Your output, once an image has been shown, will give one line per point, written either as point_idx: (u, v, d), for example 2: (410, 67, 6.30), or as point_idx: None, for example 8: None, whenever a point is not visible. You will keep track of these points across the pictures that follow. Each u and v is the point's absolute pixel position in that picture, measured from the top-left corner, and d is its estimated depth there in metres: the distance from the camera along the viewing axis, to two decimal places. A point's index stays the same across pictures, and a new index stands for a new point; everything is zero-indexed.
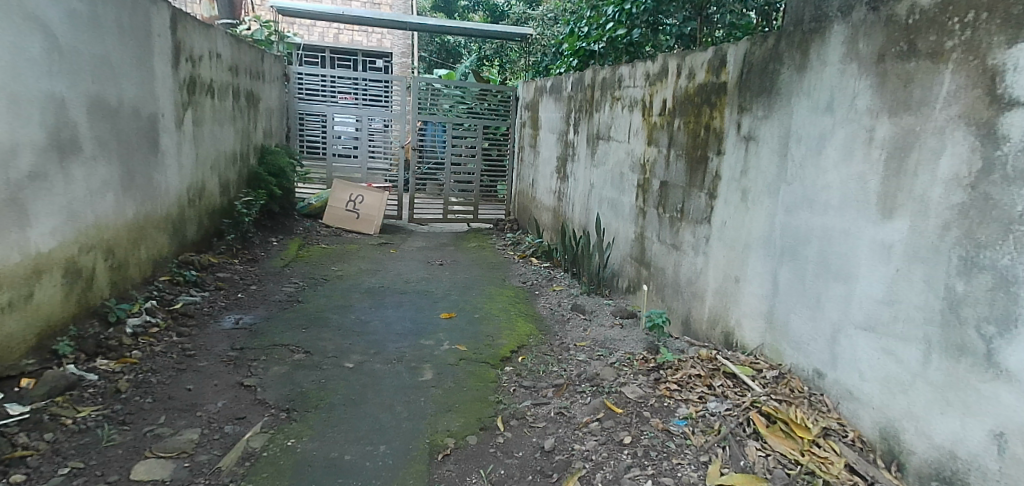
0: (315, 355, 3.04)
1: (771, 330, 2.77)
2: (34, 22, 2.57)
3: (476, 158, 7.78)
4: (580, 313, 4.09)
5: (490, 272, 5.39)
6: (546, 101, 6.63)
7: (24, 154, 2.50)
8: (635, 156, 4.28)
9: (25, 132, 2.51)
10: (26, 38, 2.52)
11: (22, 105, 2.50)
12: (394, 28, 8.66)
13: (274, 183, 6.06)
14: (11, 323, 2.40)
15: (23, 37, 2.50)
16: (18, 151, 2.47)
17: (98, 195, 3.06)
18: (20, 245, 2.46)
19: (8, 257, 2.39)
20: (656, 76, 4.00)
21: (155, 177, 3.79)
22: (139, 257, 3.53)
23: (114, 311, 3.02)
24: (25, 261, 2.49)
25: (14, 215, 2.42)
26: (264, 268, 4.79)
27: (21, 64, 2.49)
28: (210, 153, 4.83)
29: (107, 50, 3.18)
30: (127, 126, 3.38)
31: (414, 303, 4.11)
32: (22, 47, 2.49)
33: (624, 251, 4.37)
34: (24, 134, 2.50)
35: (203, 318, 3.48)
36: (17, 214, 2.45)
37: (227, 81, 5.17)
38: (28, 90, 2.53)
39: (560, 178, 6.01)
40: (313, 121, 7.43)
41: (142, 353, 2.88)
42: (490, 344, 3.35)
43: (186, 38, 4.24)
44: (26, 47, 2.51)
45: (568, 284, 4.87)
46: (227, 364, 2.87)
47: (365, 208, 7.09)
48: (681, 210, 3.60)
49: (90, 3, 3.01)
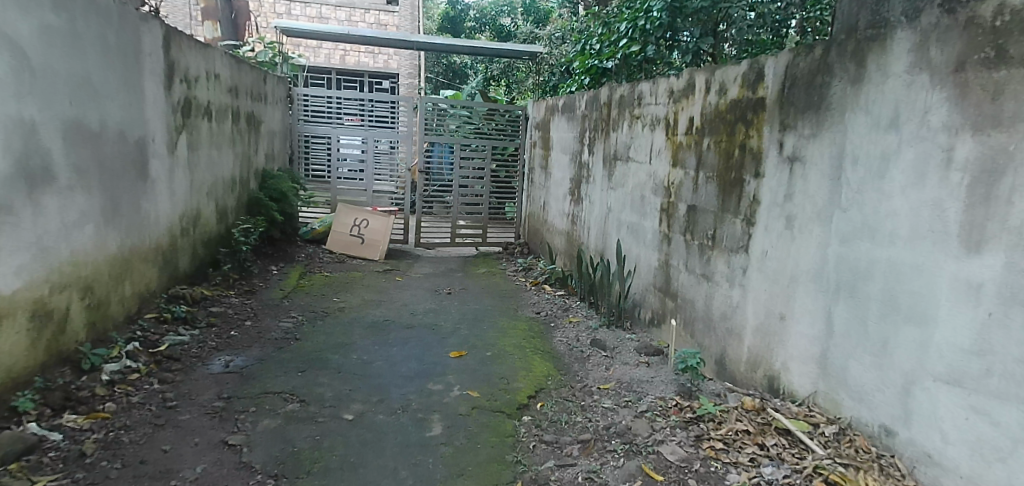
0: (311, 405, 2.73)
1: (825, 376, 2.44)
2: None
3: (484, 179, 7.52)
4: (601, 350, 3.77)
5: (501, 302, 5.06)
6: (558, 120, 6.37)
7: None
8: (658, 179, 3.99)
9: None
10: None
11: None
12: (400, 46, 8.40)
13: (274, 208, 5.79)
14: None
15: None
16: None
17: (74, 228, 2.78)
18: None
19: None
20: (682, 92, 3.72)
21: (144, 205, 3.52)
22: (123, 293, 3.25)
23: (89, 357, 2.75)
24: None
25: None
26: (262, 301, 4.50)
27: None
28: (207, 179, 4.57)
29: (90, 70, 2.93)
30: (111, 153, 3.12)
31: (421, 340, 3.80)
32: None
33: (646, 280, 4.05)
34: None
35: (191, 361, 3.18)
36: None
37: (226, 103, 4.94)
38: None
39: (574, 201, 5.72)
40: (318, 143, 7.21)
41: (117, 405, 2.58)
42: (506, 389, 3.02)
43: (181, 58, 4.00)
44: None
45: (585, 316, 4.55)
46: (211, 417, 2.57)
47: (370, 233, 6.80)
48: (712, 237, 3.29)
49: (69, 19, 2.76)
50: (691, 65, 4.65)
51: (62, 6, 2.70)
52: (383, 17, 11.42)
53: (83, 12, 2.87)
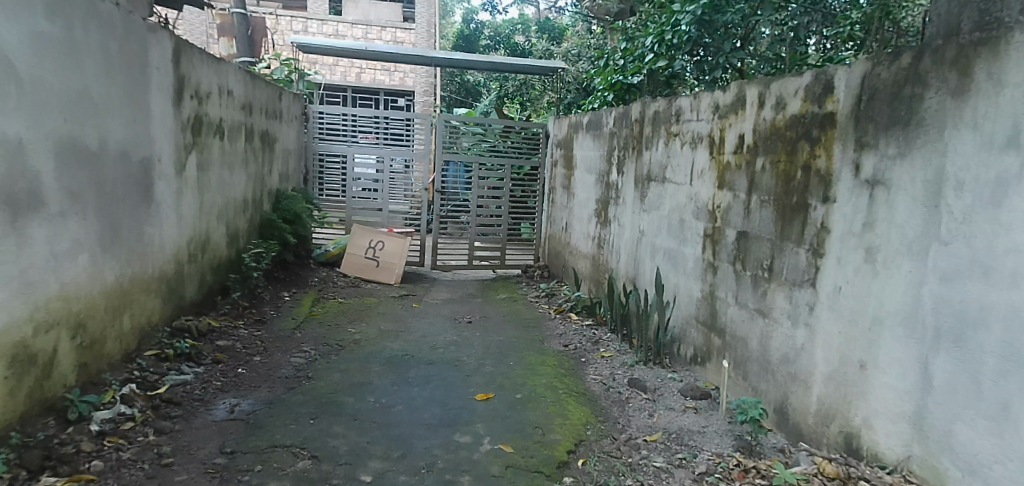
0: (325, 462, 2.42)
1: (921, 438, 2.09)
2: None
3: (501, 199, 7.20)
4: (641, 391, 3.44)
5: (526, 332, 4.73)
6: (582, 137, 6.07)
7: None
8: (700, 201, 3.66)
9: None
10: None
11: None
12: (418, 62, 8.13)
13: (288, 231, 5.52)
14: None
15: None
16: None
17: (66, 258, 2.49)
18: None
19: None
20: (729, 107, 3.41)
21: (148, 230, 3.24)
22: (121, 328, 2.96)
23: (76, 405, 2.45)
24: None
25: None
26: (274, 332, 4.19)
27: None
28: (218, 201, 4.30)
29: (88, 83, 2.65)
30: (112, 175, 2.85)
31: (443, 379, 3.48)
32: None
33: (688, 313, 3.72)
34: None
35: (192, 405, 2.87)
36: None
37: (239, 120, 4.68)
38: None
39: (600, 223, 5.40)
40: (333, 162, 6.96)
41: (104, 464, 2.26)
42: (541, 442, 2.70)
43: (193, 73, 3.74)
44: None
45: (618, 350, 4.21)
46: (212, 478, 2.25)
47: (385, 255, 6.50)
48: (768, 268, 2.97)
49: (66, 26, 2.48)
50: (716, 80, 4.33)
51: (57, 13, 2.42)
52: (400, 34, 11.30)
53: (81, 21, 2.59)
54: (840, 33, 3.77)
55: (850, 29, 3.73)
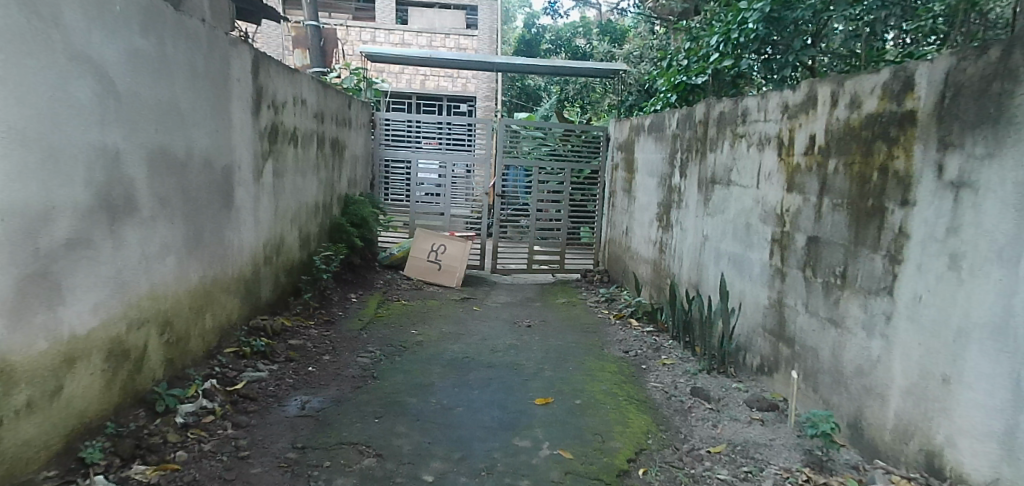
0: (387, 461, 2.47)
1: (1014, 459, 1.94)
2: (85, 62, 2.12)
3: (561, 203, 7.18)
4: (705, 400, 3.35)
5: (585, 338, 4.70)
6: (643, 140, 5.98)
7: (64, 220, 2.02)
8: (768, 205, 3.54)
9: (65, 193, 2.03)
10: (72, 83, 2.05)
11: (63, 162, 2.02)
12: (480, 68, 8.21)
13: (356, 234, 5.69)
14: (30, 429, 1.92)
15: (68, 81, 2.03)
16: (56, 217, 1.99)
17: (156, 260, 2.63)
18: (49, 330, 1.98)
19: (30, 344, 1.90)
20: (799, 107, 3.28)
21: (228, 234, 3.39)
22: (204, 326, 3.12)
23: (164, 398, 2.59)
24: (54, 349, 2.01)
25: (45, 294, 1.95)
26: (341, 333, 4.32)
27: (63, 114, 2.01)
28: (291, 206, 4.47)
29: (177, 95, 2.78)
30: (197, 181, 3.00)
31: (503, 383, 3.49)
32: (65, 91, 2.02)
33: (754, 321, 3.59)
34: (63, 195, 2.02)
35: (267, 401, 2.99)
36: (49, 292, 1.97)
37: (311, 128, 4.86)
38: (72, 143, 2.06)
39: (662, 228, 5.30)
40: (398, 168, 7.13)
41: (187, 455, 2.38)
42: (601, 450, 2.67)
43: (269, 84, 3.90)
44: (72, 91, 2.05)
45: (680, 358, 4.11)
46: (284, 472, 2.33)
47: (447, 259, 6.59)
48: (841, 274, 2.83)
49: (159, 41, 2.61)
50: (785, 80, 4.21)
51: (151, 29, 2.54)
52: (464, 40, 11.47)
53: (172, 36, 2.72)
54: (921, 27, 3.56)
55: (932, 23, 3.51)
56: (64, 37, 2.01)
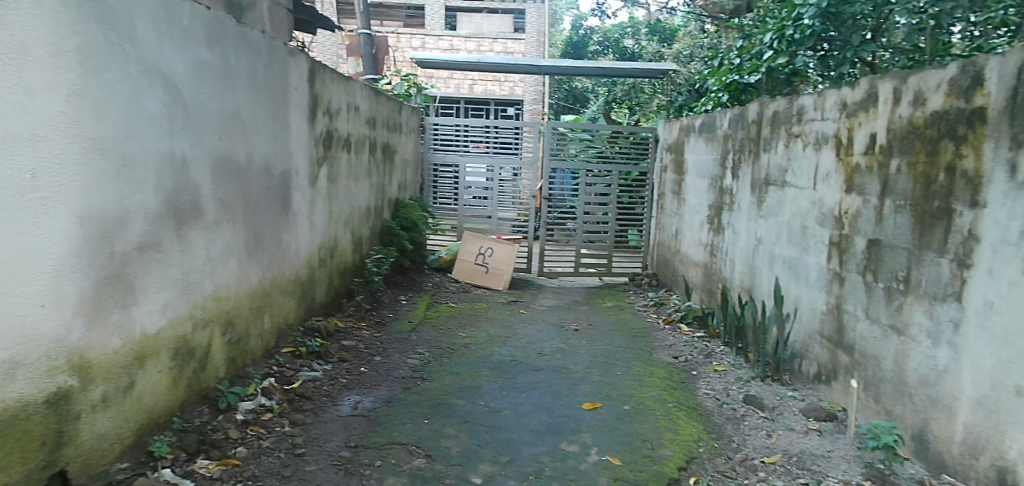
0: (437, 462, 2.50)
1: None
2: (156, 74, 2.23)
3: (609, 206, 7.12)
4: (759, 408, 3.27)
5: (634, 342, 4.64)
6: (693, 141, 5.88)
7: (135, 224, 2.13)
8: (825, 207, 3.43)
9: (137, 199, 2.14)
10: (145, 94, 2.16)
11: (136, 170, 2.13)
12: (528, 71, 8.24)
13: (406, 238, 5.79)
14: (105, 423, 2.03)
15: (141, 92, 2.14)
16: (128, 221, 2.09)
17: (219, 263, 2.74)
18: (122, 329, 2.08)
19: (106, 342, 2.00)
20: (858, 105, 3.17)
21: (285, 237, 3.51)
22: (262, 327, 3.23)
23: (226, 396, 2.70)
24: (126, 347, 2.12)
25: (119, 295, 2.05)
26: (392, 334, 4.39)
27: (136, 124, 2.11)
28: (345, 210, 4.59)
29: (239, 104, 2.89)
30: (257, 187, 3.11)
31: (550, 387, 3.49)
32: (138, 101, 2.12)
33: (810, 327, 3.49)
34: (135, 201, 2.13)
35: (321, 400, 3.07)
36: (123, 293, 2.07)
37: (364, 135, 4.97)
38: (143, 152, 2.16)
39: (713, 230, 5.21)
40: (447, 172, 7.23)
41: (248, 451, 2.46)
42: (650, 457, 2.64)
43: (325, 91, 4.01)
44: (144, 102, 2.15)
45: (732, 364, 4.02)
46: (338, 470, 2.39)
47: (494, 262, 6.62)
48: (904, 280, 2.72)
49: (222, 53, 2.71)
50: (843, 77, 4.06)
51: (215, 42, 2.65)
52: (511, 44, 11.54)
53: (235, 48, 2.83)
54: (992, 18, 3.39)
55: (1003, 13, 3.32)
56: (137, 51, 2.11)
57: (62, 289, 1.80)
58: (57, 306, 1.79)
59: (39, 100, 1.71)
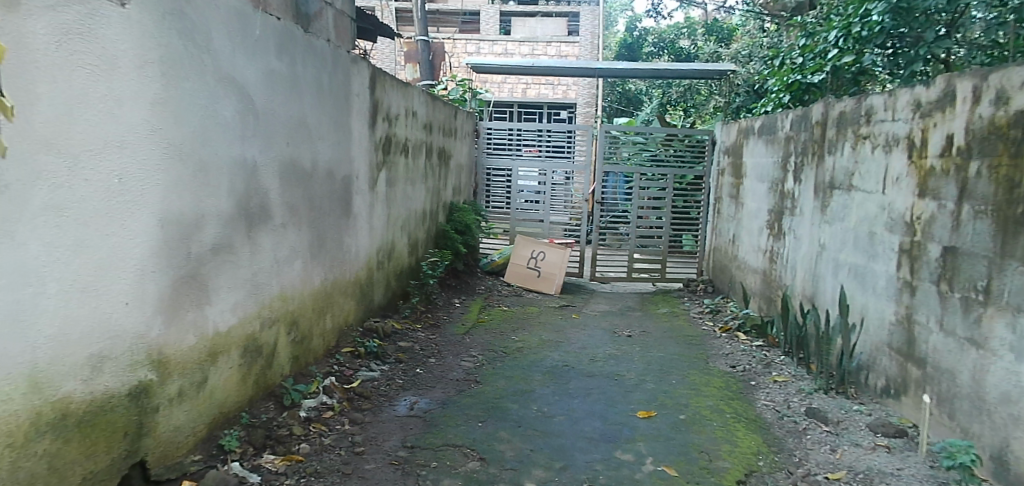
0: (491, 466, 2.51)
1: None
2: (230, 84, 2.33)
3: (663, 210, 7.00)
4: (822, 422, 3.15)
5: (689, 350, 4.56)
6: (753, 144, 5.73)
7: (210, 227, 2.23)
8: (895, 213, 3.28)
9: (212, 202, 2.24)
10: (220, 101, 2.26)
11: (211, 175, 2.23)
12: (582, 75, 8.20)
13: (459, 241, 5.86)
14: (180, 416, 2.12)
15: (216, 100, 2.24)
16: (204, 223, 2.19)
17: (285, 264, 2.84)
18: (197, 327, 2.18)
19: (182, 339, 2.10)
20: (933, 105, 3.03)
21: (346, 240, 3.60)
22: (324, 327, 3.32)
23: (290, 393, 2.78)
24: (201, 344, 2.21)
25: (194, 294, 2.15)
26: (446, 337, 4.44)
27: (211, 131, 2.21)
28: (402, 213, 4.68)
29: (305, 111, 2.99)
30: (321, 191, 3.20)
31: (604, 393, 3.46)
32: (213, 109, 2.22)
33: (878, 338, 3.34)
34: (211, 204, 2.23)
35: (379, 400, 3.13)
36: (197, 292, 2.18)
37: (421, 139, 5.06)
38: (217, 158, 2.26)
39: (773, 236, 5.06)
40: (500, 176, 7.30)
41: (310, 447, 2.53)
42: (708, 468, 2.58)
43: (385, 97, 4.11)
44: (218, 110, 2.25)
45: (793, 376, 3.89)
46: (395, 470, 2.44)
47: (546, 266, 6.60)
48: (984, 290, 2.57)
49: (290, 62, 2.81)
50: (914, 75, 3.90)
51: (284, 51, 2.75)
52: (565, 47, 11.53)
53: (302, 57, 2.93)
54: None
55: None
56: (213, 61, 2.20)
57: (143, 288, 1.91)
58: (139, 303, 1.89)
59: (126, 109, 1.81)
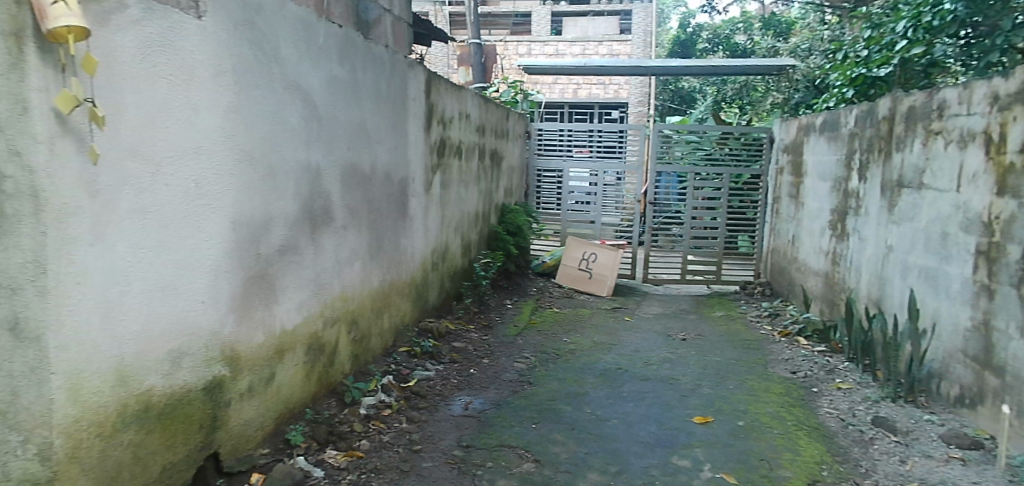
0: (546, 468, 2.51)
1: None
2: (296, 90, 2.41)
3: (718, 210, 6.85)
4: (890, 432, 3.02)
5: (747, 355, 4.44)
6: (814, 141, 5.54)
7: (277, 229, 2.31)
8: (971, 212, 3.12)
9: (280, 205, 2.32)
10: (287, 108, 2.34)
11: (279, 179, 2.31)
12: (635, 74, 8.11)
13: (511, 243, 5.88)
14: (250, 411, 2.21)
15: (283, 106, 2.32)
16: (272, 225, 2.28)
17: (346, 265, 2.92)
18: (265, 325, 2.27)
19: (252, 336, 2.19)
20: (1013, 97, 2.86)
21: (403, 242, 3.67)
22: (382, 326, 3.39)
23: (350, 391, 2.86)
24: (269, 341, 2.30)
25: (262, 293, 2.24)
26: (499, 338, 4.47)
27: (279, 137, 2.30)
28: (456, 214, 4.73)
29: (365, 116, 3.07)
30: (379, 193, 3.28)
31: (659, 397, 3.41)
32: (281, 116, 2.30)
33: (952, 345, 3.18)
34: (278, 207, 2.31)
35: (435, 399, 3.18)
36: (266, 292, 2.26)
37: (474, 141, 5.11)
38: (284, 162, 2.35)
39: (836, 237, 4.88)
40: (551, 177, 7.30)
41: (370, 444, 2.59)
42: (768, 477, 2.51)
43: (440, 101, 4.17)
44: (286, 116, 2.33)
45: (858, 383, 3.75)
46: (451, 469, 2.47)
47: (598, 267, 6.56)
48: None
49: (351, 68, 2.89)
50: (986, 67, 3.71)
51: (346, 57, 2.83)
52: (617, 46, 11.42)
53: (362, 63, 3.01)
54: None
55: None
56: (280, 69, 2.29)
57: (217, 287, 2.00)
58: (213, 302, 1.98)
59: (202, 116, 1.89)
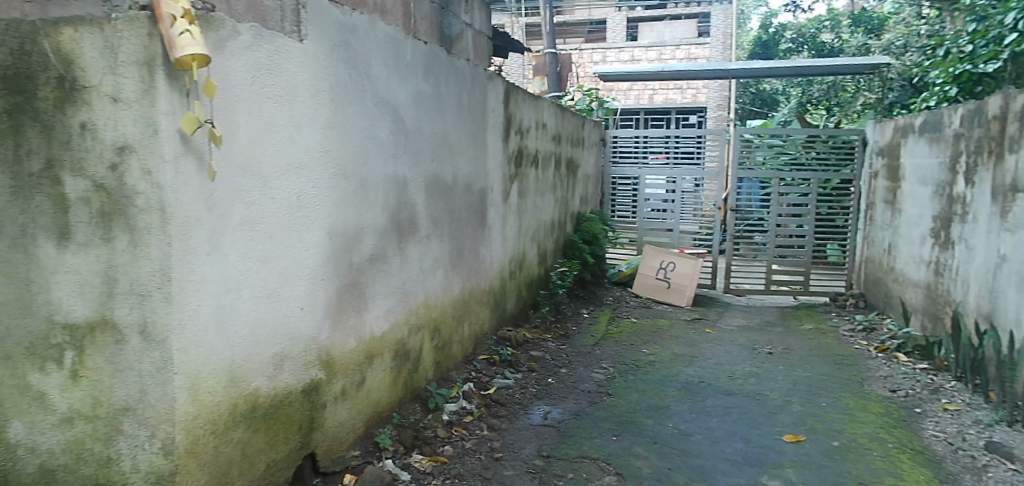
0: (628, 481, 2.48)
1: None
2: (385, 105, 2.50)
3: (805, 218, 6.51)
4: (1006, 459, 2.78)
5: (839, 371, 4.20)
6: (913, 143, 5.19)
7: (368, 238, 2.40)
8: None
9: (370, 216, 2.41)
10: (377, 123, 2.44)
11: (370, 191, 2.41)
12: (713, 78, 7.90)
13: (588, 251, 5.84)
14: (343, 413, 2.30)
15: (374, 121, 2.42)
16: (363, 235, 2.37)
17: (429, 274, 2.99)
18: (356, 331, 2.36)
19: (345, 342, 2.29)
20: None
21: (482, 251, 3.73)
22: (462, 334, 3.45)
23: (434, 397, 2.92)
24: (360, 347, 2.39)
25: (354, 301, 2.33)
26: (575, 347, 4.44)
27: (370, 150, 2.39)
28: (532, 223, 4.76)
29: (447, 128, 3.15)
30: (460, 203, 3.35)
31: (745, 413, 3.29)
32: (372, 130, 2.40)
33: None
34: (369, 218, 2.41)
35: (515, 407, 3.20)
36: (357, 299, 2.35)
37: (550, 150, 5.13)
38: (375, 175, 2.44)
39: (939, 246, 4.55)
40: (627, 185, 7.21)
41: (453, 450, 2.64)
42: None
43: (517, 111, 4.22)
44: (376, 130, 2.43)
45: (967, 405, 3.47)
46: (533, 478, 2.48)
47: (677, 277, 6.40)
48: None
49: (435, 83, 2.97)
50: None
51: (430, 72, 2.91)
52: (694, 50, 11.15)
53: (445, 77, 3.09)
54: None
55: None
56: (372, 86, 2.39)
57: (315, 294, 2.10)
58: (311, 308, 2.09)
59: (303, 133, 2.00)
